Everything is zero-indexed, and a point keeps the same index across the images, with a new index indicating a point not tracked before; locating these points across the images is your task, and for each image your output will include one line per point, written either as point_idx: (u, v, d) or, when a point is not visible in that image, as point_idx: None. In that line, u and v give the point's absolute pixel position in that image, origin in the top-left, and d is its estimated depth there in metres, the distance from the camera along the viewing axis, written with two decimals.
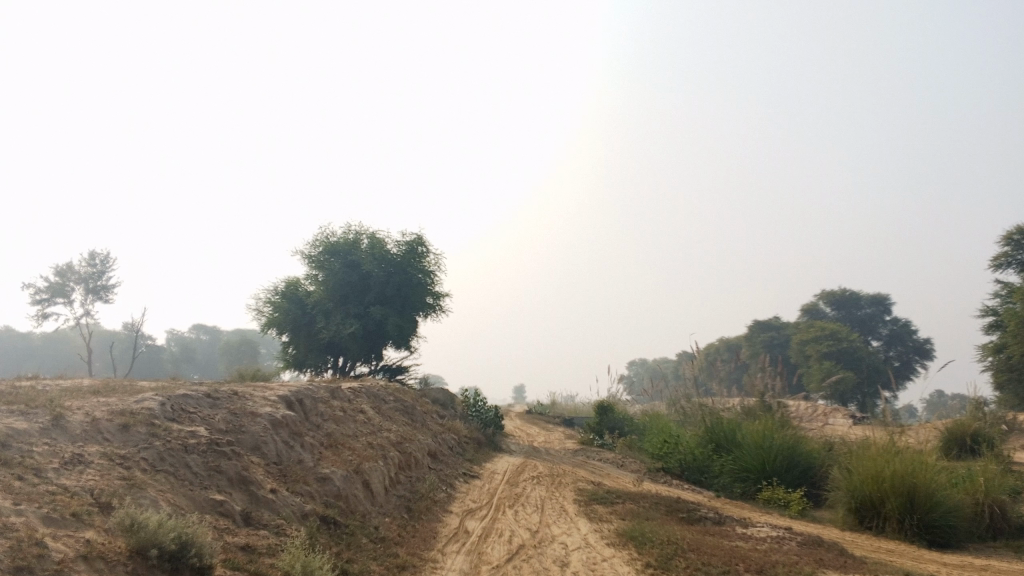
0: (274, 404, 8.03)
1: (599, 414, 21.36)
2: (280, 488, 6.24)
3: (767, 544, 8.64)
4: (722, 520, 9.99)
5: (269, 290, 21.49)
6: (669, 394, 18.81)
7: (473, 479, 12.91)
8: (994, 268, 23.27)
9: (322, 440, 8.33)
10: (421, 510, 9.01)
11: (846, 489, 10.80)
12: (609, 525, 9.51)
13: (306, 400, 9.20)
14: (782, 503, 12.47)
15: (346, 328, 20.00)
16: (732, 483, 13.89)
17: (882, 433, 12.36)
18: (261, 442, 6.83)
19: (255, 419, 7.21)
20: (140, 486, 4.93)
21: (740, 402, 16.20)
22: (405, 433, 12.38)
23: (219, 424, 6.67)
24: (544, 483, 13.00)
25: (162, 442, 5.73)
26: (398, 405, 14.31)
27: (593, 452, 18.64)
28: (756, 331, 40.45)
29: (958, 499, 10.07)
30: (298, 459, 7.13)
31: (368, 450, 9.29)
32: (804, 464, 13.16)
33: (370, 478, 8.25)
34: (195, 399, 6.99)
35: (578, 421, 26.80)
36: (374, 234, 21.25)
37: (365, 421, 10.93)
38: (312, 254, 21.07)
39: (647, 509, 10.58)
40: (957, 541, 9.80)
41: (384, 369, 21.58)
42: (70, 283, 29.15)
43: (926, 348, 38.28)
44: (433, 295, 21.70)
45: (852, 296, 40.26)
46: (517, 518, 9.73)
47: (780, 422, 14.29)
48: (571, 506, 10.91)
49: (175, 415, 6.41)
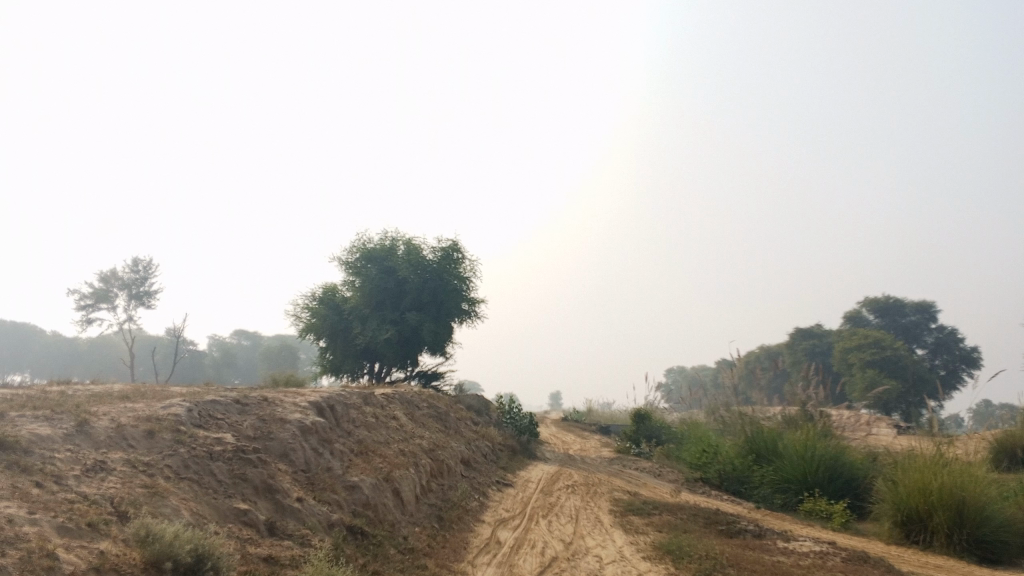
0: (305, 410, 7.93)
1: (636, 422, 21.05)
2: (307, 497, 6.11)
3: (809, 560, 8.33)
4: (764, 532, 9.68)
5: (306, 296, 21.58)
6: (708, 402, 18.47)
7: (507, 487, 12.72)
8: None
9: (352, 447, 8.21)
10: (453, 520, 8.86)
11: (891, 502, 10.41)
12: (645, 537, 9.25)
13: (338, 406, 9.10)
14: (824, 515, 12.09)
15: (382, 333, 19.97)
16: (772, 494, 13.52)
17: (930, 444, 11.93)
18: (289, 449, 6.72)
19: (284, 425, 7.10)
20: (161, 494, 4.84)
21: (780, 412, 15.82)
22: (438, 440, 12.25)
23: (247, 431, 6.58)
24: (579, 492, 12.78)
25: (186, 449, 5.63)
26: (432, 411, 14.18)
27: (630, 460, 18.36)
28: (798, 338, 39.73)
29: (1011, 514, 9.63)
30: (327, 467, 7.00)
31: (399, 458, 9.15)
32: (847, 475, 12.71)
33: (400, 486, 8.11)
34: (223, 405, 6.91)
35: (615, 429, 26.51)
36: (410, 240, 21.22)
37: (398, 428, 10.81)
38: (349, 260, 21.13)
39: (685, 521, 10.30)
40: (1009, 558, 9.38)
41: (420, 375, 21.54)
42: (114, 289, 29.62)
43: (974, 356, 37.26)
44: (469, 301, 21.58)
45: (896, 303, 39.37)
46: (551, 529, 9.51)
47: (822, 432, 13.89)
48: (607, 517, 10.67)
49: (203, 421, 6.32)
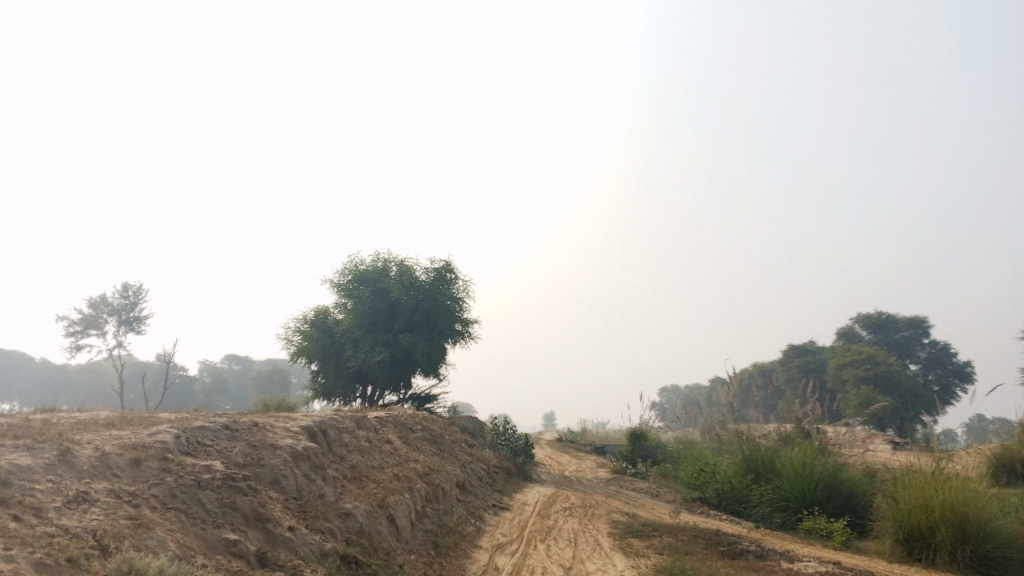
0: (296, 435, 7.73)
1: (631, 442, 20.85)
2: (299, 525, 5.90)
3: None
4: (766, 553, 9.49)
5: (297, 319, 21.37)
6: (704, 420, 18.29)
7: (503, 511, 12.49)
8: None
9: (345, 473, 8.01)
10: (450, 546, 8.65)
11: (892, 519, 10.23)
12: (647, 561, 9.04)
13: (331, 430, 8.91)
14: (824, 534, 11.90)
15: (375, 355, 19.77)
16: (771, 513, 13.31)
17: (929, 459, 11.79)
18: (280, 476, 6.52)
19: (275, 451, 6.91)
20: (147, 526, 4.65)
21: (776, 429, 15.67)
22: (433, 463, 12.03)
23: (237, 458, 6.39)
24: (576, 515, 12.57)
25: (174, 478, 5.44)
26: (425, 434, 13.96)
27: (626, 481, 18.16)
28: (791, 355, 39.65)
29: (1014, 529, 9.48)
30: (319, 494, 6.80)
31: (393, 483, 8.95)
32: (846, 493, 12.51)
33: (395, 512, 7.91)
34: (212, 431, 6.72)
35: (611, 450, 26.30)
36: (402, 261, 21.08)
37: (392, 452, 10.60)
38: (341, 282, 20.96)
39: (686, 543, 10.11)
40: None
41: (413, 397, 21.31)
42: (103, 314, 29.32)
43: (967, 371, 37.24)
44: (462, 322, 21.41)
45: (888, 319, 39.36)
46: (550, 553, 9.30)
47: (820, 450, 13.73)
48: (606, 540, 10.45)
49: (191, 448, 6.13)
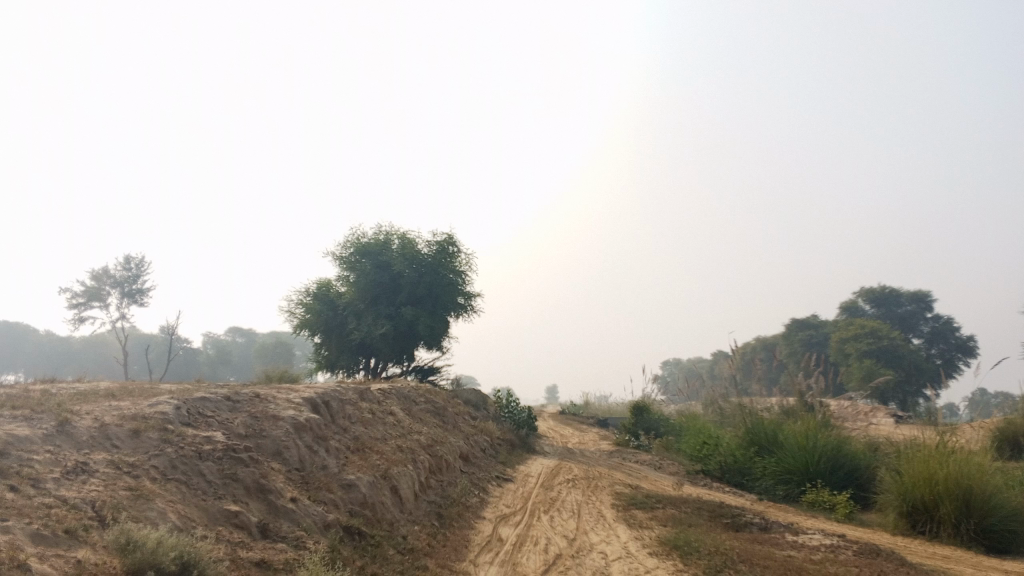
0: (298, 407, 7.66)
1: (634, 415, 20.84)
2: (301, 496, 5.84)
3: (821, 554, 8.09)
4: (770, 526, 9.46)
5: (300, 292, 21.29)
6: (707, 393, 18.26)
7: (506, 482, 12.48)
8: None
9: (348, 444, 7.95)
10: (453, 517, 8.62)
11: (897, 492, 10.19)
12: (650, 533, 9.00)
13: (333, 402, 8.85)
14: (827, 506, 11.89)
15: (378, 328, 19.71)
16: (774, 486, 13.27)
17: (933, 433, 11.73)
18: (282, 447, 6.45)
19: (277, 422, 6.84)
20: (147, 497, 4.58)
21: (780, 402, 15.61)
22: (436, 435, 11.99)
23: (238, 429, 6.32)
24: (580, 487, 12.54)
25: (174, 449, 5.37)
26: (429, 407, 13.91)
27: (629, 453, 18.17)
28: (794, 329, 39.57)
29: (1018, 502, 9.43)
30: (322, 465, 6.74)
31: (397, 454, 8.90)
32: (849, 465, 12.49)
33: (398, 483, 7.86)
34: (214, 402, 6.64)
35: (613, 422, 26.32)
36: (405, 234, 20.93)
37: (395, 424, 10.56)
38: (343, 255, 20.84)
39: (690, 515, 10.08)
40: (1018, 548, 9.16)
41: (416, 370, 21.28)
42: (106, 287, 29.27)
43: (970, 345, 37.20)
44: (465, 295, 21.32)
45: (892, 293, 39.21)
46: (553, 525, 9.26)
47: (824, 423, 13.68)
48: (610, 512, 10.43)
49: (192, 420, 6.05)
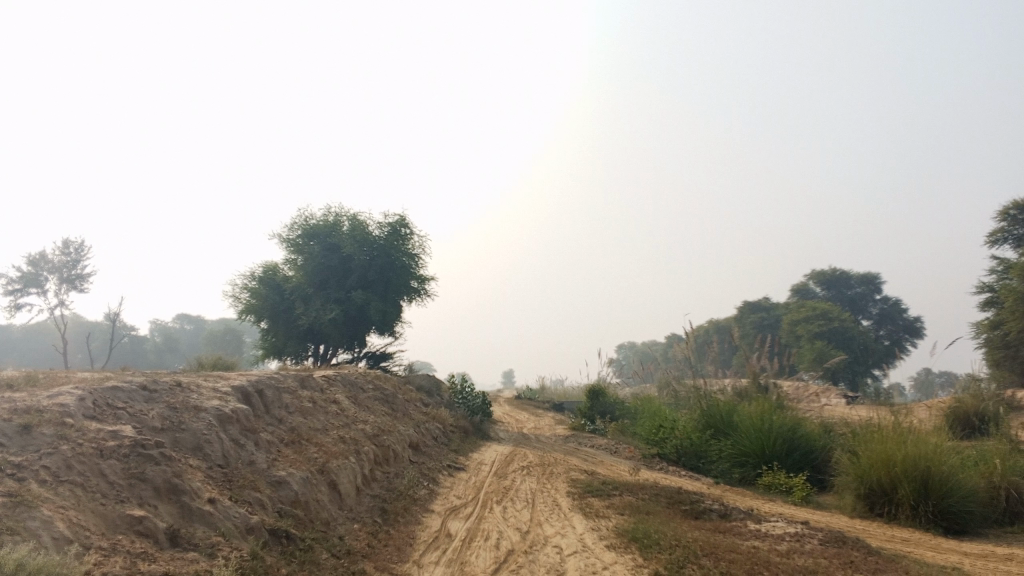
0: (225, 397, 7.00)
1: (590, 398, 20.52)
2: (221, 497, 5.23)
3: (786, 544, 7.47)
4: (730, 512, 9.07)
5: (245, 276, 20.41)
6: (661, 375, 17.97)
7: (457, 471, 11.96)
8: (991, 242, 24.98)
9: (282, 436, 7.34)
10: (398, 512, 8.07)
11: (854, 474, 9.90)
12: (608, 522, 8.51)
13: (268, 391, 8.21)
14: (783, 489, 11.59)
15: (327, 313, 18.98)
16: (729, 469, 12.91)
17: (887, 413, 11.51)
18: (204, 441, 5.84)
19: (199, 414, 6.20)
20: (29, 504, 3.94)
21: (733, 384, 15.40)
22: (384, 424, 11.40)
23: (153, 422, 5.69)
24: (535, 474, 12.12)
25: (71, 446, 4.70)
26: (376, 393, 13.30)
27: (585, 437, 17.80)
28: (746, 311, 39.72)
29: (974, 482, 9.17)
30: (249, 460, 6.14)
31: (337, 446, 8.30)
32: (805, 447, 12.26)
33: (337, 478, 7.29)
34: (126, 392, 5.98)
35: (568, 406, 26.01)
36: (355, 215, 20.16)
37: (338, 413, 9.94)
38: (290, 237, 19.99)
39: (647, 502, 9.68)
40: (974, 528, 8.92)
41: (368, 356, 20.62)
42: (44, 273, 27.93)
43: (917, 326, 37.83)
44: (418, 278, 20.71)
45: (842, 275, 39.43)
46: (506, 516, 8.74)
47: (778, 405, 13.43)
48: (565, 501, 9.96)
49: (98, 412, 5.39)
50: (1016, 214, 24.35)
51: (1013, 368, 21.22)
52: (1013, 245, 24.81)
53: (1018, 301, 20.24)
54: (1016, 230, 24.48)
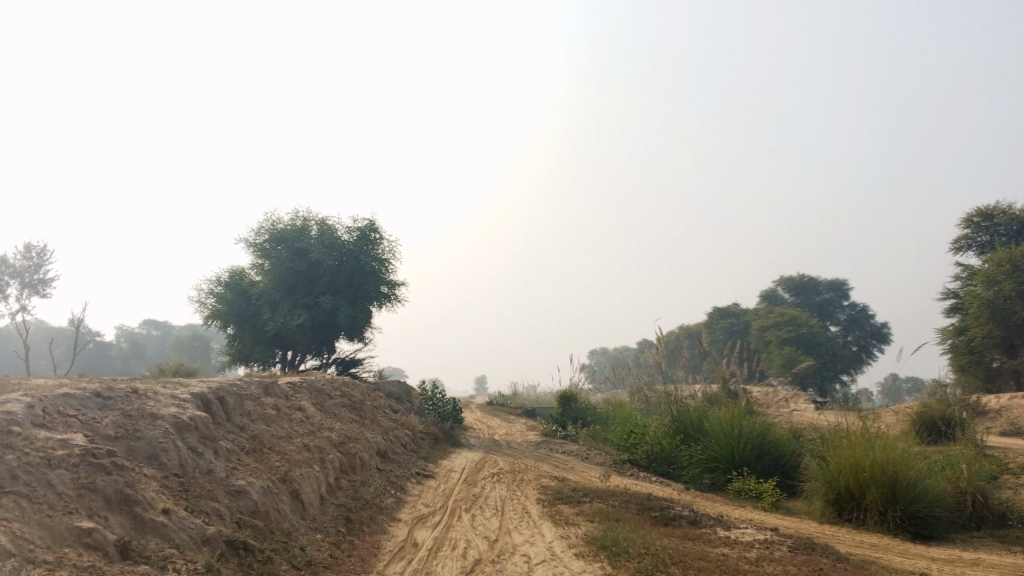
0: (183, 404, 6.81)
1: (562, 404, 20.44)
2: (177, 508, 5.06)
3: (756, 551, 7.40)
4: (699, 518, 9.02)
5: (211, 281, 20.07)
6: (632, 381, 17.95)
7: (426, 479, 11.81)
8: (955, 250, 25.32)
9: (242, 445, 7.15)
10: (364, 521, 7.91)
11: (823, 480, 9.90)
12: (577, 530, 8.41)
13: (230, 397, 8.02)
14: (753, 495, 11.58)
15: (295, 318, 18.72)
16: (699, 474, 12.89)
17: (855, 418, 11.55)
18: (160, 450, 5.65)
19: (155, 422, 6.01)
20: None
21: (703, 389, 15.41)
22: (351, 431, 11.22)
23: (106, 430, 5.49)
24: (505, 480, 12.00)
25: (17, 456, 4.49)
26: (344, 400, 13.11)
27: (556, 443, 17.71)
28: (716, 317, 39.92)
29: (940, 487, 9.20)
30: (207, 469, 5.96)
31: (301, 454, 8.13)
32: (774, 452, 12.27)
33: (300, 487, 7.12)
34: (79, 399, 5.77)
35: (540, 412, 25.93)
36: (323, 220, 19.92)
37: (303, 420, 9.75)
38: (257, 242, 19.70)
39: (616, 509, 9.60)
40: (941, 533, 8.94)
41: (338, 362, 20.38)
42: (5, 278, 27.31)
43: (884, 332, 38.29)
44: (388, 284, 20.52)
45: (811, 282, 39.77)
46: (475, 525, 8.61)
47: (748, 410, 13.45)
48: (534, 508, 9.85)
49: (48, 420, 5.19)
50: (979, 222, 24.73)
51: (978, 373, 21.48)
52: (977, 253, 25.18)
53: (981, 308, 20.53)
54: (979, 238, 24.85)
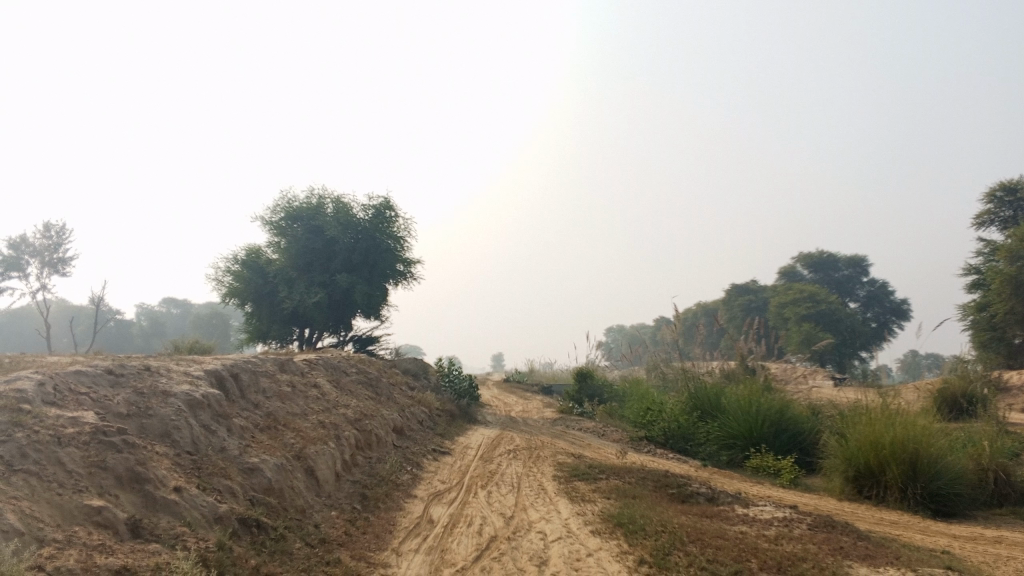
0: (196, 381, 6.77)
1: (578, 381, 20.38)
2: (189, 486, 5.02)
3: (775, 529, 7.31)
4: (717, 496, 8.93)
5: (227, 259, 20.08)
6: (649, 358, 17.83)
7: (443, 456, 11.79)
8: (978, 225, 24.91)
9: (257, 422, 7.12)
10: (380, 498, 7.88)
11: (842, 457, 9.78)
12: (593, 507, 8.34)
13: (245, 374, 7.98)
14: (771, 472, 11.48)
15: (311, 296, 18.71)
16: (717, 452, 12.78)
17: (875, 395, 11.39)
18: (172, 428, 5.61)
19: (167, 400, 5.97)
20: None
21: (721, 366, 15.29)
22: (367, 408, 11.20)
23: (118, 407, 5.46)
24: (521, 457, 11.96)
25: (26, 434, 4.45)
26: (360, 377, 13.09)
27: (572, 420, 17.67)
28: (734, 294, 39.66)
29: (961, 464, 9.07)
30: (219, 447, 5.92)
31: (317, 431, 8.09)
32: (792, 429, 12.14)
33: (315, 464, 7.09)
34: (91, 377, 5.73)
35: (556, 389, 25.91)
36: (339, 198, 19.83)
37: (319, 397, 9.73)
38: (273, 220, 19.65)
39: (634, 486, 9.52)
40: (963, 511, 8.82)
41: (355, 339, 20.39)
42: (25, 257, 27.50)
43: (904, 308, 37.88)
44: (404, 262, 20.46)
45: (830, 258, 39.37)
46: (490, 501, 8.56)
47: (766, 387, 13.31)
48: (551, 484, 9.79)
49: (59, 398, 5.15)
50: (1002, 197, 24.27)
51: (1000, 350, 21.18)
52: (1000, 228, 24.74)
53: (1003, 284, 20.16)
54: (1003, 212, 24.40)
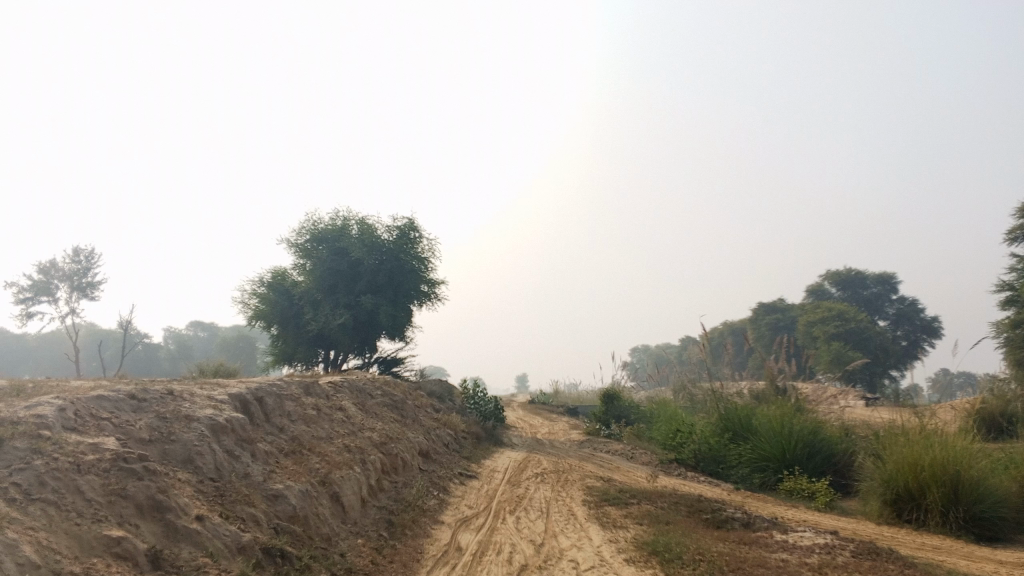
0: (220, 405, 6.63)
1: (605, 403, 20.09)
2: (211, 514, 4.87)
3: (817, 557, 7.01)
4: (753, 521, 8.63)
5: (253, 281, 20.10)
6: (676, 378, 17.54)
7: (469, 479, 11.58)
8: (1011, 240, 24.39)
9: (282, 447, 6.98)
10: (406, 524, 7.69)
11: (880, 479, 9.43)
12: (626, 534, 8.08)
13: (269, 398, 7.85)
14: (805, 495, 11.14)
15: (337, 318, 18.64)
16: (749, 474, 12.44)
17: (911, 415, 11.04)
18: (195, 453, 5.48)
19: (190, 425, 5.83)
20: None
21: (750, 386, 14.98)
22: (392, 431, 11.03)
23: (141, 433, 5.34)
24: (548, 481, 11.72)
25: (44, 461, 4.32)
26: (385, 400, 12.92)
27: (599, 442, 17.38)
28: (761, 313, 39.18)
29: (1006, 487, 8.70)
30: (243, 473, 5.77)
31: (342, 455, 7.94)
32: (826, 451, 11.80)
33: (341, 489, 6.93)
34: (113, 401, 5.62)
35: (582, 410, 25.62)
36: (364, 219, 19.80)
37: (344, 420, 9.57)
38: (298, 242, 19.66)
39: (666, 511, 9.24)
40: (1008, 536, 8.45)
41: (379, 361, 20.27)
42: (54, 281, 27.75)
43: (935, 326, 37.17)
44: (428, 283, 20.37)
45: (858, 275, 38.80)
46: (520, 527, 8.34)
47: (798, 407, 12.97)
48: (580, 510, 9.54)
49: (80, 424, 5.04)
50: None
51: None
52: None
53: None
54: None
